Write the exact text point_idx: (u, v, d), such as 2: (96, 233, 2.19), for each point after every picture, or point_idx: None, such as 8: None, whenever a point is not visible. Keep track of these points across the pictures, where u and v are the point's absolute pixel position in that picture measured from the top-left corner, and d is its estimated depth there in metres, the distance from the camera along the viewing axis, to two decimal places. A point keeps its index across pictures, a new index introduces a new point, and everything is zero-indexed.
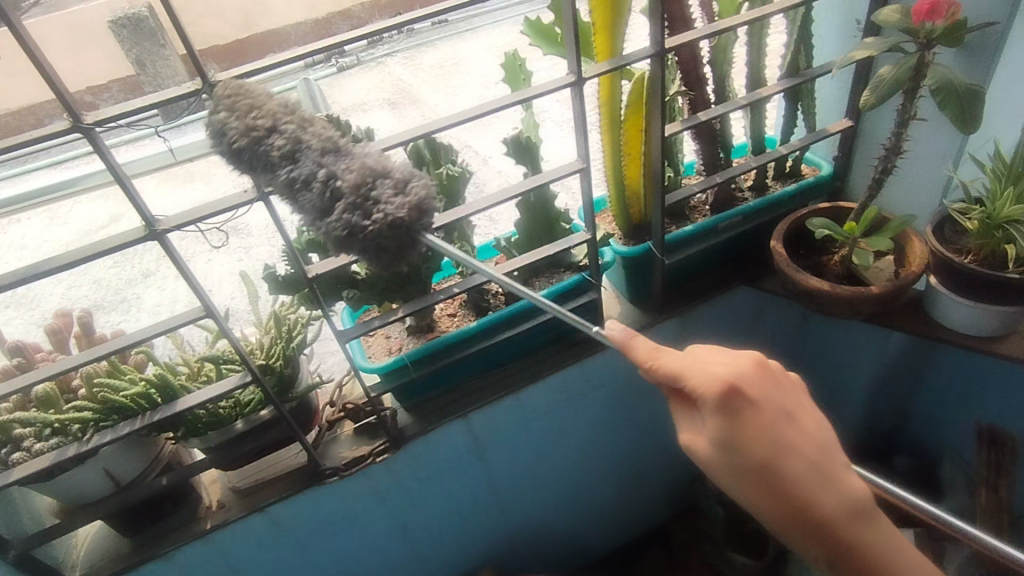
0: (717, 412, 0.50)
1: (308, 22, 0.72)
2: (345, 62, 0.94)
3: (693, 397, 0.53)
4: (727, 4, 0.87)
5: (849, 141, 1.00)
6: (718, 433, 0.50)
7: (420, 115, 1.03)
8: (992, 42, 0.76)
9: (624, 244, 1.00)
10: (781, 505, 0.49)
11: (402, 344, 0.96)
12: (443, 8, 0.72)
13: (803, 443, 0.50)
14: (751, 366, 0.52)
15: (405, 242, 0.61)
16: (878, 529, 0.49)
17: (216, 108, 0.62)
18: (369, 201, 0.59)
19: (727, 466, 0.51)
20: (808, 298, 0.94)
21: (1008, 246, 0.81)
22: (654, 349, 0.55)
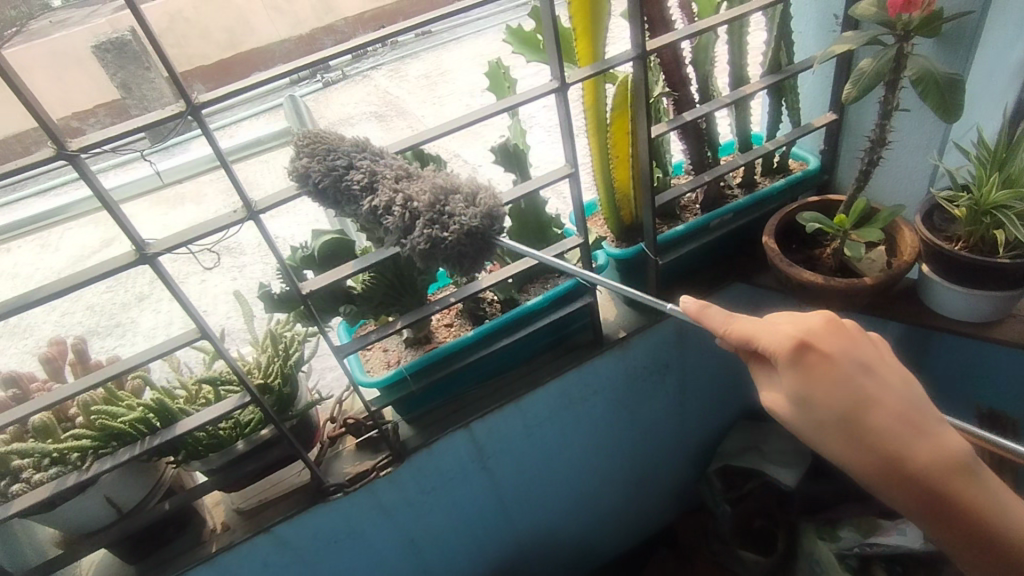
0: (790, 367, 0.48)
1: (292, 39, 0.72)
2: (330, 78, 0.95)
3: (768, 359, 0.50)
4: (706, 4, 0.88)
5: (835, 134, 1.01)
6: (796, 389, 0.48)
7: (409, 127, 1.03)
8: (969, 31, 0.77)
9: (617, 247, 1.00)
10: (877, 463, 0.47)
11: (400, 356, 0.96)
12: (425, 21, 0.72)
13: (885, 395, 0.47)
14: (824, 322, 0.49)
15: (478, 250, 0.64)
16: (961, 449, 0.46)
17: (298, 156, 0.68)
18: (438, 218, 0.63)
19: (813, 425, 0.48)
20: (802, 292, 0.94)
21: (996, 232, 0.82)
22: (727, 315, 0.53)
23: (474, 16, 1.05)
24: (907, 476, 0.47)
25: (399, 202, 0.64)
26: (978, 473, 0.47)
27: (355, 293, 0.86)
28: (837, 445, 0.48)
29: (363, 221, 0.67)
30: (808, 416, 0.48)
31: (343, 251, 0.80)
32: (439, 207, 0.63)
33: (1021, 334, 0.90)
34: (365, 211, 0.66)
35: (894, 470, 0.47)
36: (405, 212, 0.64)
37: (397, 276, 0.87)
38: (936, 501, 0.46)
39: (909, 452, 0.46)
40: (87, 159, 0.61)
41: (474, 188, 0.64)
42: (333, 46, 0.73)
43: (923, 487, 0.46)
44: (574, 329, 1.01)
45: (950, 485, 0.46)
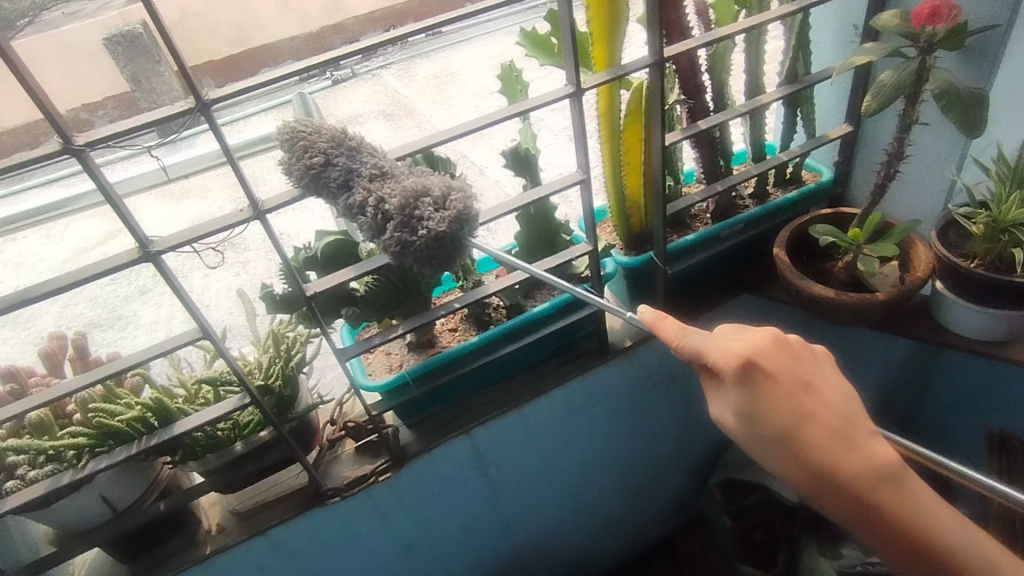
0: (738, 383, 0.51)
1: (301, 37, 0.70)
2: (339, 75, 0.92)
3: (714, 373, 0.53)
4: (724, 11, 0.87)
5: (850, 146, 0.99)
6: (739, 404, 0.51)
7: (416, 128, 1.04)
8: (994, 45, 0.75)
9: (625, 255, 0.98)
10: (811, 473, 0.50)
11: (403, 360, 0.95)
12: (439, 22, 0.71)
13: (820, 410, 0.50)
14: (769, 341, 0.52)
15: (448, 249, 0.68)
16: (871, 463, 0.49)
17: (287, 146, 0.76)
18: (416, 217, 0.70)
19: (753, 437, 0.52)
20: (812, 305, 0.92)
21: (1014, 250, 0.80)
22: (681, 328, 0.55)
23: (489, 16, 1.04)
24: (837, 487, 0.49)
25: (389, 202, 0.71)
26: (905, 484, 0.50)
27: (359, 295, 0.85)
28: (782, 457, 0.51)
29: (344, 214, 0.76)
30: (762, 423, 0.51)
31: (348, 253, 0.79)
32: (408, 210, 0.71)
33: None
34: (344, 205, 0.73)
35: (827, 480, 0.49)
36: (374, 211, 0.72)
37: (403, 279, 0.86)
38: (865, 509, 0.49)
39: (837, 466, 0.49)
40: (92, 153, 0.60)
41: (444, 187, 0.72)
42: (341, 44, 0.72)
43: (849, 498, 0.49)
44: (579, 337, 1.00)
45: (880, 497, 0.49)
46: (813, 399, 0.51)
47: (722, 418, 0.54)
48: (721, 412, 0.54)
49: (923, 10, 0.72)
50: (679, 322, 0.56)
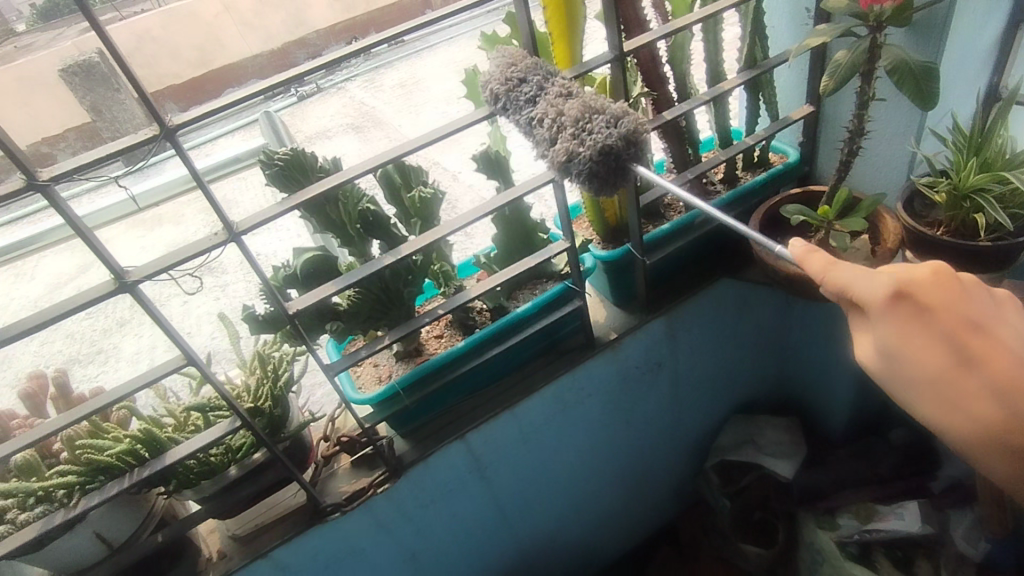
0: (885, 314, 0.45)
1: (265, 54, 0.71)
2: (304, 91, 0.96)
3: (860, 308, 0.48)
4: (679, 3, 0.88)
5: (813, 126, 1.01)
6: (886, 340, 0.46)
7: (386, 138, 1.02)
8: (939, 19, 0.78)
9: (603, 249, 1.00)
10: (979, 428, 0.43)
11: (391, 371, 0.95)
12: (400, 31, 0.71)
13: (991, 355, 0.44)
14: (928, 272, 0.45)
15: (618, 168, 0.68)
16: None
17: (498, 65, 0.78)
18: (582, 130, 0.68)
19: (907, 381, 0.46)
20: (790, 283, 0.94)
21: (977, 215, 0.82)
22: (831, 260, 0.50)
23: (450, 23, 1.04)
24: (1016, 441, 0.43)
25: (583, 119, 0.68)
26: None
27: (342, 309, 0.85)
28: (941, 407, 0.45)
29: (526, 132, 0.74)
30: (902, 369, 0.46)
31: (327, 268, 0.79)
32: (582, 120, 0.68)
33: None
34: (525, 119, 0.74)
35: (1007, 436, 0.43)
36: (554, 120, 0.70)
37: (384, 289, 0.86)
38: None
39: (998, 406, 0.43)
40: (57, 188, 0.59)
41: (621, 107, 0.68)
42: (305, 59, 0.73)
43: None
44: (565, 333, 1.01)
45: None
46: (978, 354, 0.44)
47: (874, 368, 0.48)
48: (863, 349, 0.48)
49: None
50: (830, 255, 0.50)
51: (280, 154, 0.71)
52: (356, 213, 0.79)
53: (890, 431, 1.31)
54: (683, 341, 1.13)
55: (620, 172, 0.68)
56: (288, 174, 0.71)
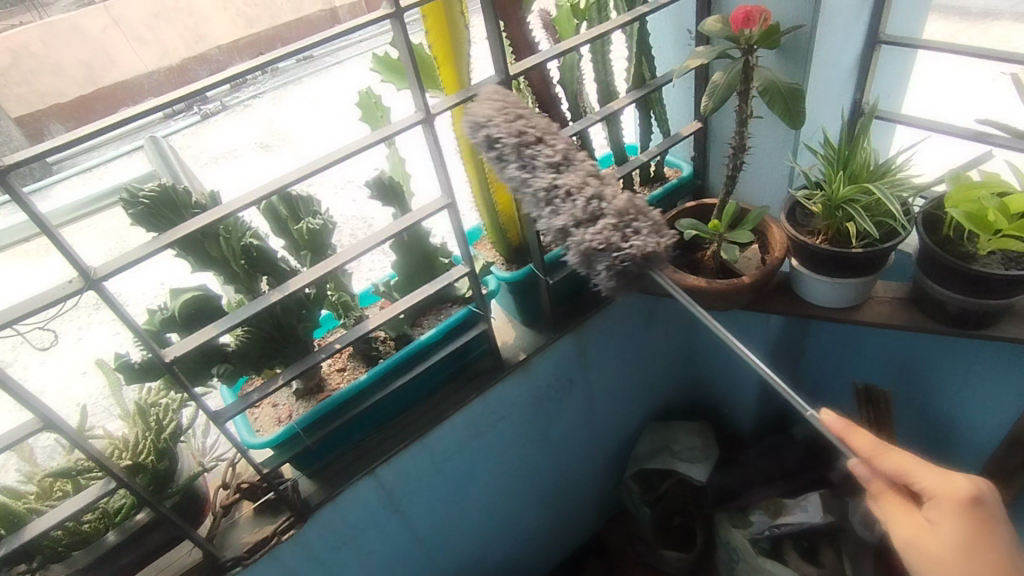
0: (953, 519, 0.58)
1: (162, 70, 0.65)
2: (207, 109, 0.89)
3: (917, 494, 0.61)
4: (564, 24, 0.89)
5: (702, 142, 1.05)
6: (956, 541, 0.58)
7: (296, 158, 0.98)
8: (804, 42, 0.83)
9: (507, 270, 0.99)
10: (973, 570, 0.57)
11: (291, 410, 0.90)
12: (277, 56, 0.67)
13: (943, 491, 0.59)
14: (972, 494, 0.58)
15: (640, 277, 0.73)
16: (1007, 546, 0.58)
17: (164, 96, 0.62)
18: (624, 234, 0.70)
19: (941, 560, 0.58)
20: (688, 296, 0.97)
21: (849, 224, 0.88)
22: (874, 446, 0.64)
23: (356, 37, 1.00)
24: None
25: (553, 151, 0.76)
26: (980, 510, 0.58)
27: (230, 350, 0.79)
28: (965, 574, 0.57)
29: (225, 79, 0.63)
30: (933, 565, 0.58)
31: (210, 308, 0.74)
32: (617, 226, 0.71)
33: (880, 315, 0.96)
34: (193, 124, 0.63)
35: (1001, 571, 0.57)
36: (556, 191, 0.74)
37: (277, 326, 0.81)
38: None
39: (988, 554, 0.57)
40: None
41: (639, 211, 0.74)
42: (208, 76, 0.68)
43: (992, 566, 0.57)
44: (474, 357, 0.99)
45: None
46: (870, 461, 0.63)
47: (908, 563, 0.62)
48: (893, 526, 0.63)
49: (737, 15, 0.78)
50: (873, 441, 0.64)
51: (144, 190, 0.65)
52: (239, 249, 0.74)
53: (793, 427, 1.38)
54: (593, 355, 1.15)
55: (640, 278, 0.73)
56: (155, 212, 0.66)
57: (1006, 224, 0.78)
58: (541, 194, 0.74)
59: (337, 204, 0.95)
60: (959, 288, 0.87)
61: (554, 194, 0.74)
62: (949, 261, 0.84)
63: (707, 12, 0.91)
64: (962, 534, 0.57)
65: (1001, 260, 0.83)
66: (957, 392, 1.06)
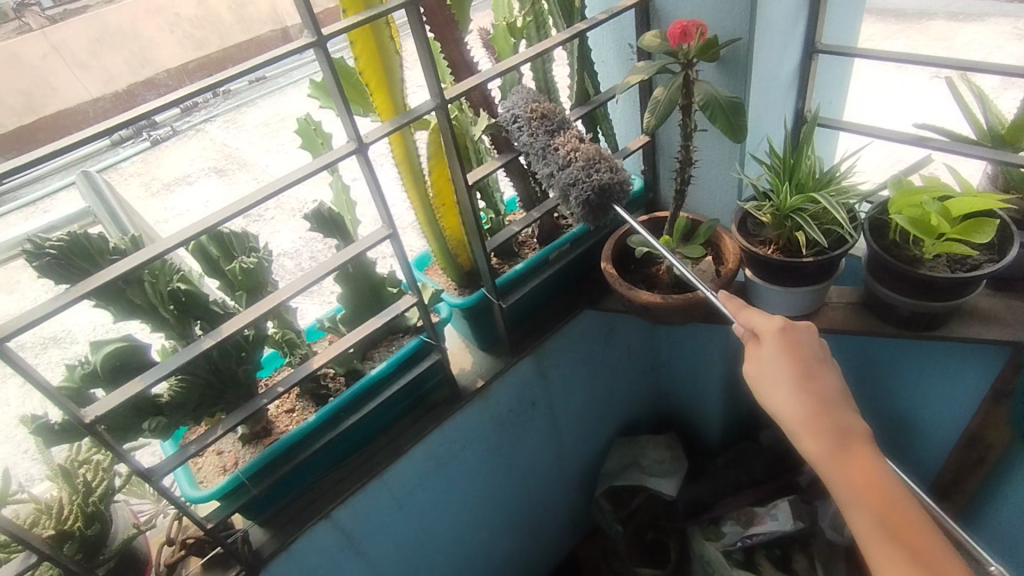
0: (776, 340, 0.66)
1: (107, 96, 0.63)
2: (158, 135, 0.83)
3: (757, 341, 0.68)
4: (503, 44, 0.87)
5: (651, 156, 1.05)
6: (775, 347, 0.65)
7: (253, 179, 0.95)
8: (743, 55, 0.83)
9: (459, 296, 0.96)
10: (807, 409, 0.62)
11: (237, 458, 0.85)
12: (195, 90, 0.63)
13: (771, 327, 0.67)
14: (797, 328, 0.67)
15: (604, 205, 0.78)
16: (833, 385, 0.64)
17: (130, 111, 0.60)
18: (587, 173, 0.77)
19: (783, 371, 0.64)
20: (645, 312, 0.96)
21: (799, 233, 0.88)
22: (737, 306, 0.71)
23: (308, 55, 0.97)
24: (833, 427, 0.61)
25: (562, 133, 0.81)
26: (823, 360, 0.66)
27: (164, 401, 0.74)
28: (806, 422, 0.62)
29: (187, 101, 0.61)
30: (782, 404, 0.64)
31: (135, 360, 0.69)
32: (584, 163, 0.77)
33: (835, 321, 0.96)
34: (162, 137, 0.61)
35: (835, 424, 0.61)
36: (539, 136, 0.80)
37: (214, 372, 0.77)
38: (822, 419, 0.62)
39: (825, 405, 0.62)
40: None
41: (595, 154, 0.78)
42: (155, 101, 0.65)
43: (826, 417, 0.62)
44: (429, 386, 0.96)
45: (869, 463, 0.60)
46: (756, 332, 0.68)
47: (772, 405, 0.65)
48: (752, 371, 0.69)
49: (674, 30, 0.76)
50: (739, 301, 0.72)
51: (51, 240, 0.61)
52: (166, 294, 0.70)
53: (760, 433, 1.38)
54: (554, 376, 1.12)
55: (606, 205, 0.79)
56: (66, 262, 0.62)
57: (948, 228, 0.79)
58: (540, 145, 0.80)
59: (295, 229, 0.93)
60: (908, 292, 0.87)
61: (549, 146, 0.80)
62: (897, 266, 0.84)
63: (645, 27, 0.90)
64: (790, 366, 0.64)
65: (946, 262, 0.84)
66: (913, 391, 1.07)
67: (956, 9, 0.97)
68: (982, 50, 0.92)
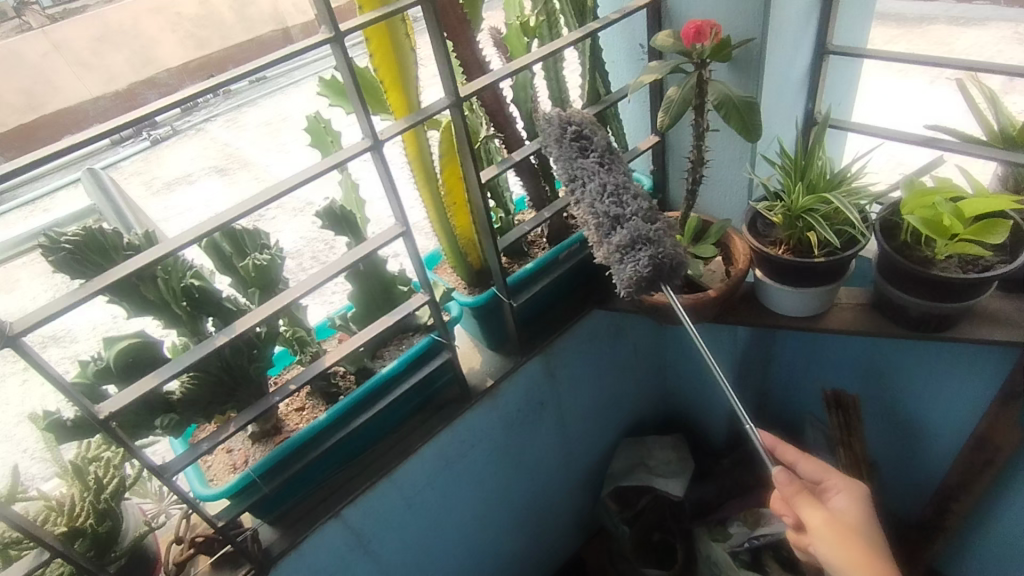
0: (852, 500, 0.77)
1: (107, 96, 0.62)
2: (158, 134, 0.84)
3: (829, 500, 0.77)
4: (516, 43, 0.87)
5: (660, 156, 1.05)
6: (855, 512, 0.75)
7: (255, 180, 0.93)
8: (756, 55, 0.83)
9: (469, 294, 0.96)
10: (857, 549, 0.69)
11: (247, 456, 0.85)
12: (212, 84, 0.63)
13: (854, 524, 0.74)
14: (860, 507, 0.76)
15: (655, 283, 0.76)
16: None
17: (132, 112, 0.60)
18: (637, 248, 0.74)
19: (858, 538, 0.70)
20: (655, 312, 0.96)
21: (810, 234, 0.88)
22: (798, 455, 0.83)
23: (311, 57, 0.97)
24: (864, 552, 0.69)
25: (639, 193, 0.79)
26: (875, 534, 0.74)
27: (176, 398, 0.74)
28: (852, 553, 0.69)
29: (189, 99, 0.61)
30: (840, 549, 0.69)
31: (149, 356, 0.69)
32: (662, 230, 0.76)
33: (844, 322, 0.96)
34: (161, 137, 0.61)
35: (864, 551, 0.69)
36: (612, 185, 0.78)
37: (226, 369, 0.77)
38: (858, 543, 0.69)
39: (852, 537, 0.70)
40: None
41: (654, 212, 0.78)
42: (156, 100, 0.64)
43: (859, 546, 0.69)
44: (439, 386, 0.96)
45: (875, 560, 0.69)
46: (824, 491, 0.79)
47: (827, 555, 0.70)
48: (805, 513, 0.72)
49: (689, 30, 0.76)
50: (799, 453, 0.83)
51: (67, 235, 0.60)
52: (179, 290, 0.70)
53: (766, 434, 1.38)
54: (562, 376, 1.12)
55: (657, 282, 0.76)
56: (81, 257, 0.61)
57: (961, 229, 0.79)
58: (608, 186, 0.77)
59: (296, 229, 0.93)
60: (919, 293, 0.87)
61: (619, 191, 0.78)
62: (909, 267, 0.84)
63: (657, 27, 0.90)
64: (854, 548, 0.68)
65: (957, 262, 0.84)
66: (921, 393, 1.07)
67: (956, 12, 0.97)
68: (985, 53, 0.92)
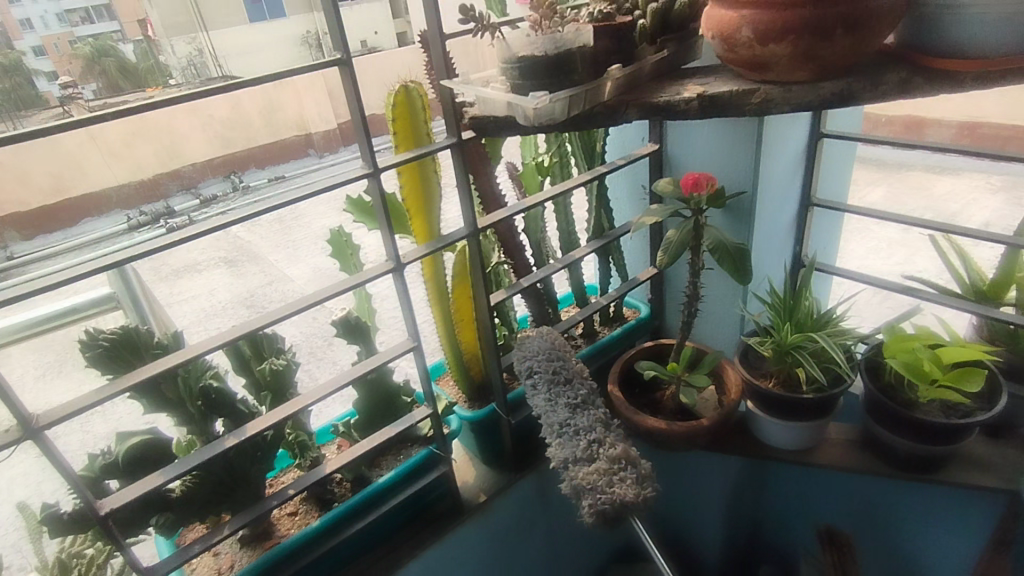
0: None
1: (132, 184, 0.71)
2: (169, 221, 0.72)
3: None
4: (530, 181, 0.96)
5: (658, 287, 1.12)
6: None
7: (260, 273, 1.01)
8: (747, 206, 0.92)
9: (469, 408, 0.99)
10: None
11: (234, 560, 0.84)
12: (265, 206, 0.70)
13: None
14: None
15: (620, 516, 0.69)
16: None
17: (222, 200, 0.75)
18: (610, 478, 0.69)
19: None
20: (650, 437, 0.98)
21: (799, 369, 0.92)
22: None
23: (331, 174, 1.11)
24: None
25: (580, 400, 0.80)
26: None
27: (175, 497, 0.75)
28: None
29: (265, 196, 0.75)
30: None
31: (157, 454, 0.71)
32: (607, 468, 0.70)
33: (835, 459, 0.98)
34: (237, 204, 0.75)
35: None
36: (569, 426, 0.75)
37: (228, 471, 0.78)
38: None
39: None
40: None
41: (626, 466, 0.71)
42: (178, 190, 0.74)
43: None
44: (433, 499, 0.96)
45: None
46: None
47: None
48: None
49: (686, 180, 0.85)
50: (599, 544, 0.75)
51: (104, 333, 0.65)
52: (196, 390, 0.73)
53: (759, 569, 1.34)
54: (555, 496, 1.12)
55: (615, 517, 0.68)
56: (114, 354, 0.65)
57: (940, 374, 0.83)
58: (558, 421, 0.76)
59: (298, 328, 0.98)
60: (906, 435, 0.90)
61: (569, 425, 0.75)
62: (895, 408, 0.87)
63: (658, 174, 1.00)
64: None
65: (940, 407, 0.87)
66: (915, 538, 1.06)
67: (931, 161, 1.03)
68: (948, 211, 1.01)
